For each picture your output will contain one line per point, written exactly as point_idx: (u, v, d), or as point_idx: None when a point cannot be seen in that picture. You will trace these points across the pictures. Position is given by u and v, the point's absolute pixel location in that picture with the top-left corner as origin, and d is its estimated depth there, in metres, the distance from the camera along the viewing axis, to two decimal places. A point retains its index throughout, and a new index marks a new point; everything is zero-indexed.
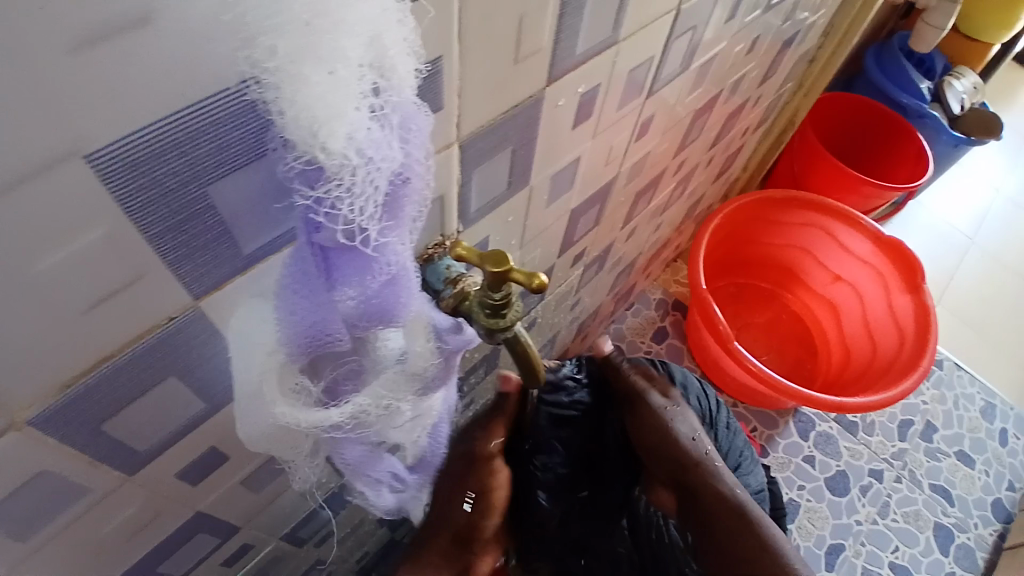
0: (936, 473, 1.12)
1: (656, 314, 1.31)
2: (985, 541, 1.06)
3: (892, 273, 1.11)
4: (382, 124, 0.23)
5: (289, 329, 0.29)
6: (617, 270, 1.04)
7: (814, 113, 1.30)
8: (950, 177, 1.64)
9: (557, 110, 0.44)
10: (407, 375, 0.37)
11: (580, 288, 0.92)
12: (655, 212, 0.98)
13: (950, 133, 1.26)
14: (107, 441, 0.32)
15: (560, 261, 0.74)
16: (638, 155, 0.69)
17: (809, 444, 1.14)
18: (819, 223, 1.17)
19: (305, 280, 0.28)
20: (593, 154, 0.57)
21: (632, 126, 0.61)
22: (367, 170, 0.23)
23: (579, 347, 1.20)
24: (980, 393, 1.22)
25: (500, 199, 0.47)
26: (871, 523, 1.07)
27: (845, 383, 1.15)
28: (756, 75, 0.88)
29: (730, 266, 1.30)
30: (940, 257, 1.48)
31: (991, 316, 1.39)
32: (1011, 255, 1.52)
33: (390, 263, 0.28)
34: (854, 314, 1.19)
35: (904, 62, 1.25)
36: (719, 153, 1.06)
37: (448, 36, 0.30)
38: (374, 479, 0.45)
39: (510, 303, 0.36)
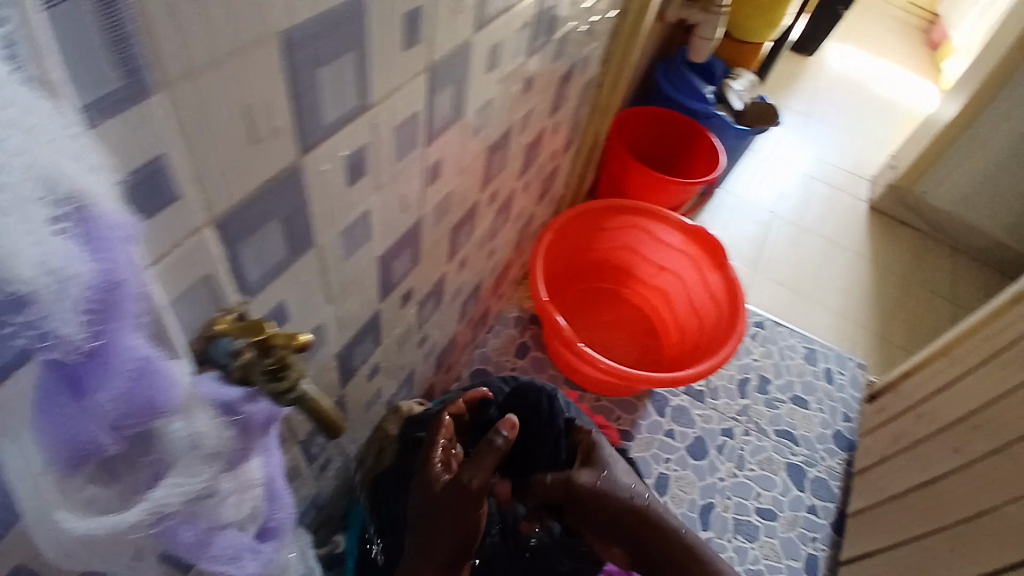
0: (778, 419, 1.27)
1: (516, 331, 1.38)
2: (836, 471, 1.22)
3: (703, 254, 1.27)
4: (72, 242, 0.23)
5: (48, 448, 0.30)
6: (460, 299, 1.09)
7: (623, 128, 1.45)
8: (747, 161, 1.86)
9: (323, 174, 0.48)
10: (203, 460, 0.36)
11: (423, 326, 0.96)
12: (482, 240, 1.05)
13: (733, 128, 1.44)
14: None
15: (384, 305, 0.77)
16: (438, 195, 0.75)
17: (666, 419, 1.26)
18: (637, 224, 1.31)
19: (53, 399, 0.29)
20: (383, 206, 0.61)
21: (422, 176, 0.67)
22: (61, 291, 0.23)
23: (445, 379, 1.23)
24: (801, 342, 1.40)
25: (285, 263, 0.50)
26: (732, 477, 1.20)
27: (685, 356, 1.29)
28: (544, 107, 0.98)
29: (573, 276, 1.40)
30: (756, 230, 1.68)
31: (803, 272, 1.60)
32: (810, 217, 1.75)
33: (130, 361, 0.29)
34: (681, 296, 1.34)
35: (688, 73, 1.44)
36: (535, 178, 1.16)
37: (167, 136, 0.33)
38: (222, 558, 0.44)
39: (285, 366, 0.41)
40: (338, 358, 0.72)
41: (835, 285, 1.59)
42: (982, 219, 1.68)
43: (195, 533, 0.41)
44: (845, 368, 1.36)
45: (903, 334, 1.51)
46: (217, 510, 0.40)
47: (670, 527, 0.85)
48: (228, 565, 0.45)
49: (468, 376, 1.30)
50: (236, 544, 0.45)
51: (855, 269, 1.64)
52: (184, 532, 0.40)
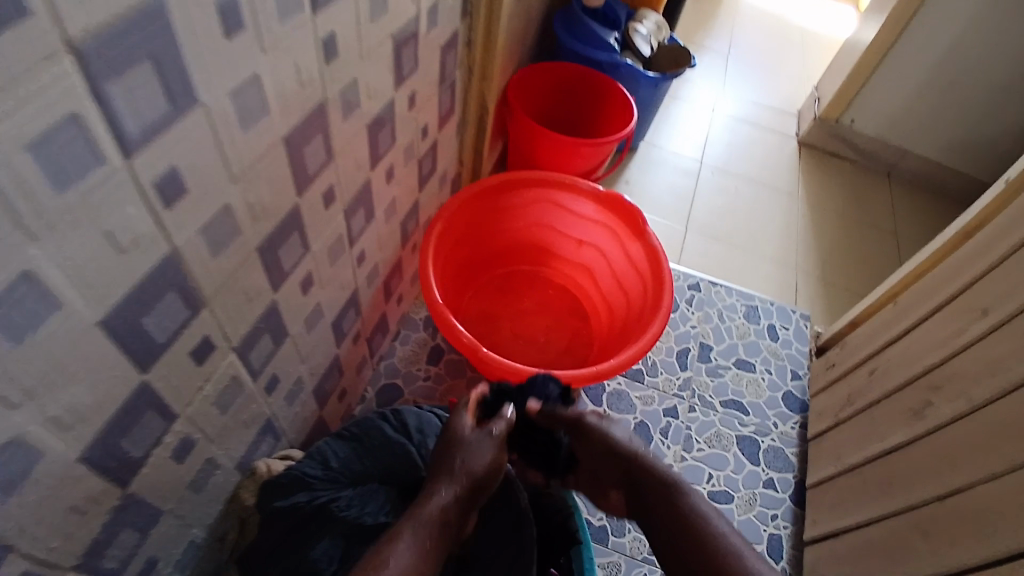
0: (723, 389, 1.17)
1: (428, 333, 1.15)
2: (790, 436, 1.14)
3: (619, 223, 1.08)
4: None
5: None
6: (344, 315, 0.82)
7: (533, 85, 1.28)
8: (679, 112, 1.83)
9: None
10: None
11: (291, 353, 0.68)
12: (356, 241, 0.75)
13: (645, 76, 1.33)
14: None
15: (224, 317, 0.52)
16: (274, 154, 0.49)
17: (604, 407, 1.11)
18: (542, 196, 1.10)
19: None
20: (136, 172, 0.37)
21: (213, 123, 0.41)
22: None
23: (347, 404, 0.98)
24: (740, 300, 1.32)
25: None
26: (681, 461, 1.07)
27: (613, 338, 1.10)
28: (433, 43, 0.76)
29: (484, 261, 1.19)
30: (679, 186, 1.62)
31: (735, 224, 1.56)
32: (738, 165, 1.73)
33: None
34: (604, 271, 1.16)
35: (587, 20, 1.29)
36: (432, 150, 0.93)
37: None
38: None
39: None
40: (134, 419, 0.47)
41: (775, 233, 1.57)
42: (913, 144, 1.73)
43: None
44: (789, 323, 1.30)
45: (847, 274, 1.52)
46: None
47: (660, 471, 0.72)
48: None
49: (375, 394, 1.06)
50: None
51: (795, 212, 1.64)
52: None
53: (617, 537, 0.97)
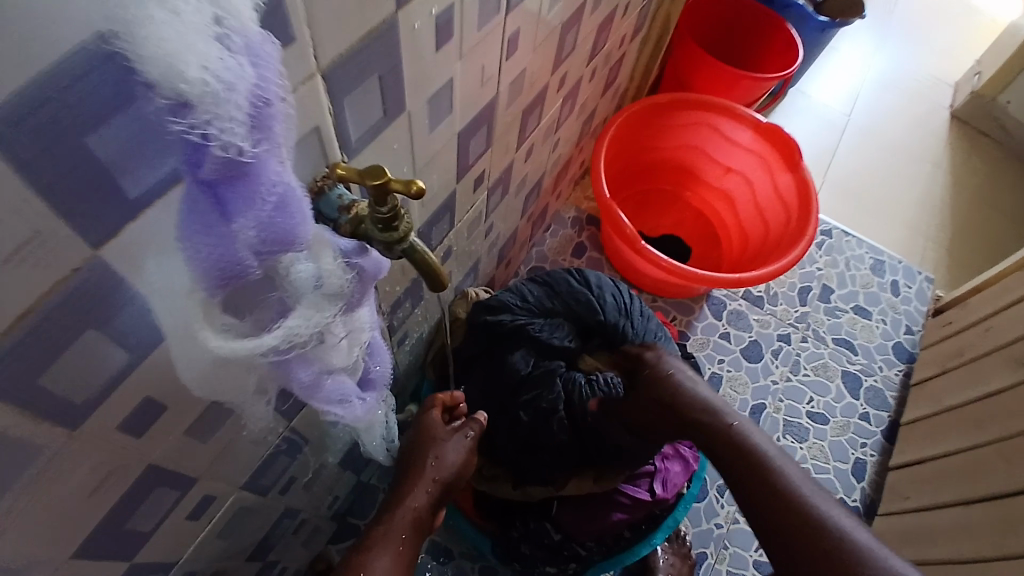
0: (836, 328, 1.26)
1: (573, 231, 1.28)
2: (892, 380, 1.22)
3: (773, 155, 1.14)
4: (231, 52, 0.20)
5: (197, 265, 0.26)
6: (523, 194, 0.94)
7: (701, 12, 1.34)
8: (832, 62, 1.81)
9: (414, 36, 0.39)
10: (328, 299, 0.33)
11: (491, 213, 0.82)
12: (550, 129, 0.87)
13: (815, 18, 1.36)
14: (46, 398, 0.29)
15: (490, 156, 0.68)
16: (548, 28, 0.61)
17: (723, 323, 1.23)
18: (703, 120, 1.17)
19: (199, 216, 0.25)
20: (503, 24, 0.50)
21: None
22: (224, 103, 0.20)
23: (506, 275, 1.15)
24: (868, 253, 1.37)
25: (380, 128, 0.41)
26: (785, 380, 1.19)
27: (746, 261, 1.20)
28: None
29: (635, 175, 1.29)
30: (821, 136, 1.65)
31: (870, 182, 1.58)
32: (885, 123, 1.72)
33: (275, 184, 0.25)
34: (746, 200, 1.23)
35: None
36: (620, 59, 1.03)
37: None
38: (330, 399, 0.44)
39: (399, 215, 0.33)
40: (437, 220, 0.63)
41: (909, 197, 1.58)
42: None
43: (313, 373, 0.40)
44: (913, 282, 1.34)
45: (975, 250, 1.52)
46: (331, 353, 0.39)
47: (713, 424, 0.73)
48: (338, 407, 0.45)
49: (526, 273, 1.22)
50: (347, 387, 0.44)
51: (933, 180, 1.63)
52: (305, 369, 0.39)
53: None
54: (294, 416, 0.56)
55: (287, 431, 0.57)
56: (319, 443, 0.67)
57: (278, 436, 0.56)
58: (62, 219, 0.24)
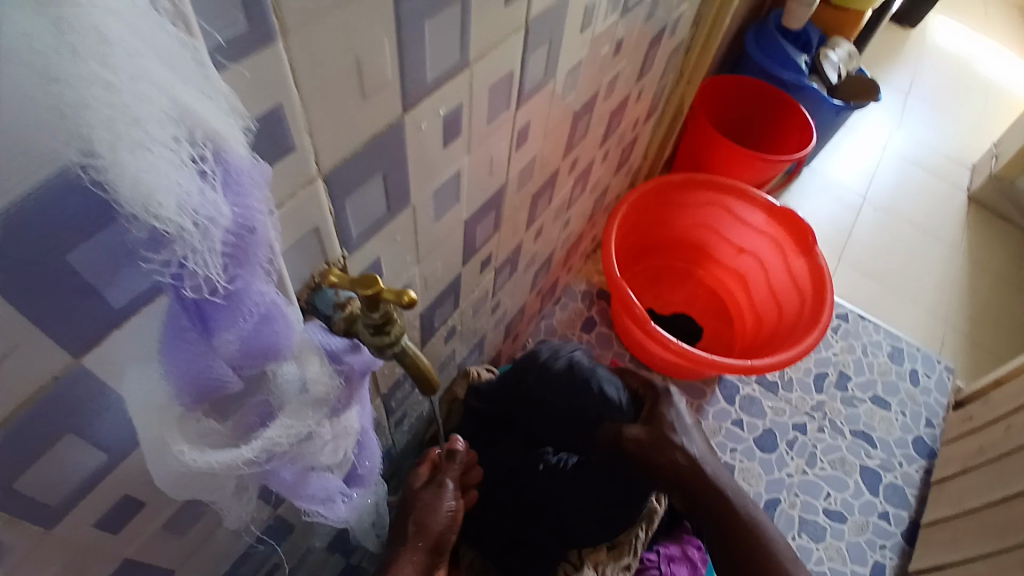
0: (854, 419, 1.21)
1: (583, 304, 1.27)
2: (912, 478, 1.15)
3: (787, 238, 1.13)
4: (208, 179, 0.20)
5: (175, 380, 0.25)
6: (532, 269, 0.94)
7: (714, 95, 1.37)
8: (844, 143, 1.83)
9: (421, 135, 0.39)
10: (311, 405, 0.32)
11: (498, 291, 0.81)
12: (560, 208, 0.87)
13: (827, 104, 1.38)
14: (16, 504, 0.27)
15: (498, 238, 0.67)
16: (558, 117, 0.62)
17: (736, 409, 1.19)
18: (716, 201, 1.18)
19: (178, 331, 0.24)
20: (513, 118, 0.51)
21: (547, 93, 0.55)
22: (202, 232, 0.20)
23: (513, 348, 1.13)
24: (886, 339, 1.33)
25: (383, 222, 0.41)
26: (801, 474, 1.13)
27: (760, 343, 1.17)
28: (665, 47, 0.86)
29: (647, 251, 1.29)
30: (835, 216, 1.65)
31: (887, 264, 1.56)
32: (899, 205, 1.72)
33: (259, 299, 0.24)
34: (760, 281, 1.22)
35: (781, 41, 1.34)
36: (634, 140, 1.04)
37: (284, 81, 0.26)
38: (317, 500, 0.40)
39: (391, 320, 0.32)
40: (442, 302, 0.62)
41: (926, 280, 1.55)
42: None
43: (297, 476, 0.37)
44: (932, 371, 1.30)
45: (997, 338, 1.48)
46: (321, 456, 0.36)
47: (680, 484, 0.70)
48: (326, 506, 0.42)
49: (534, 346, 1.20)
50: (334, 487, 0.41)
51: (951, 263, 1.61)
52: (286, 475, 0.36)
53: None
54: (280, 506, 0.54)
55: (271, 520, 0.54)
56: (307, 529, 0.64)
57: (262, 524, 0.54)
58: (44, 331, 0.23)
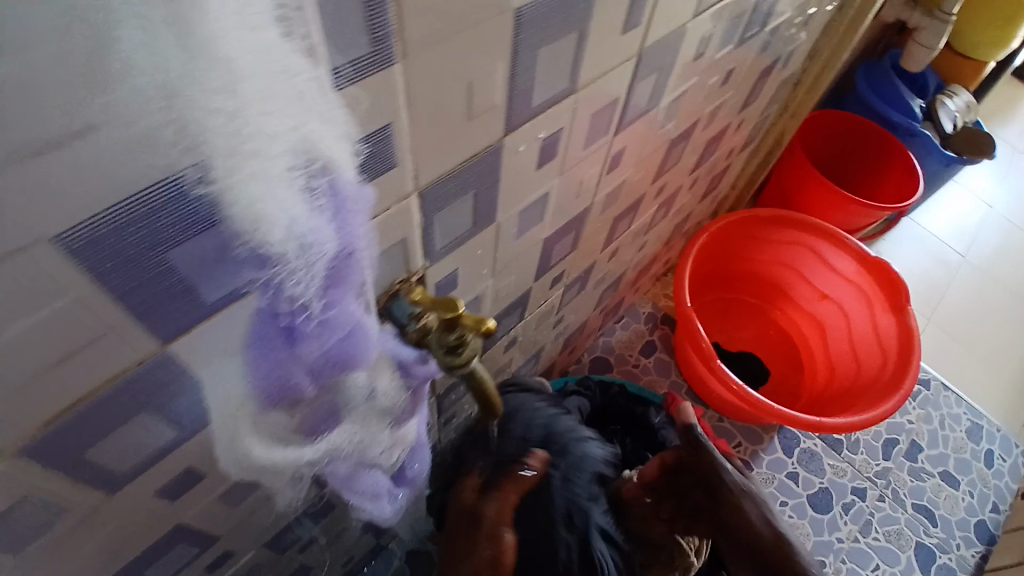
0: (919, 492, 1.12)
1: (645, 327, 1.24)
2: (967, 562, 1.07)
3: (875, 291, 1.06)
4: (320, 199, 0.21)
5: (257, 382, 0.25)
6: (600, 288, 0.92)
7: (817, 130, 1.30)
8: (953, 195, 1.70)
9: (516, 157, 0.38)
10: (378, 416, 0.33)
11: (564, 306, 0.80)
12: (638, 232, 0.85)
13: (942, 153, 1.28)
14: (88, 467, 0.29)
15: (573, 257, 0.66)
16: (653, 146, 0.60)
17: (792, 461, 1.13)
18: (804, 242, 1.11)
19: (266, 337, 0.24)
20: (609, 143, 0.50)
21: (648, 120, 0.53)
22: (304, 258, 0.21)
23: (567, 361, 1.11)
24: (969, 413, 1.23)
25: (465, 238, 0.41)
26: (852, 541, 1.07)
27: (830, 397, 1.10)
28: (775, 78, 0.82)
29: (720, 281, 1.24)
30: (932, 273, 1.53)
31: (983, 332, 1.44)
32: (1006, 271, 1.58)
33: (345, 319, 0.25)
34: (840, 332, 1.15)
35: (899, 81, 1.26)
36: (726, 168, 1.00)
37: (393, 104, 0.26)
38: (363, 493, 0.42)
39: (465, 343, 0.33)
40: (507, 314, 0.62)
41: None
42: None
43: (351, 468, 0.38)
44: (1008, 455, 1.19)
45: None
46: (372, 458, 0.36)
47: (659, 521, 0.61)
48: (371, 499, 0.43)
49: (589, 361, 1.19)
50: (381, 484, 0.42)
51: None
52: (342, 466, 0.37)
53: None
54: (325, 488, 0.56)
55: (314, 502, 0.56)
56: (344, 512, 0.65)
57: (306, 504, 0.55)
58: (137, 319, 0.23)
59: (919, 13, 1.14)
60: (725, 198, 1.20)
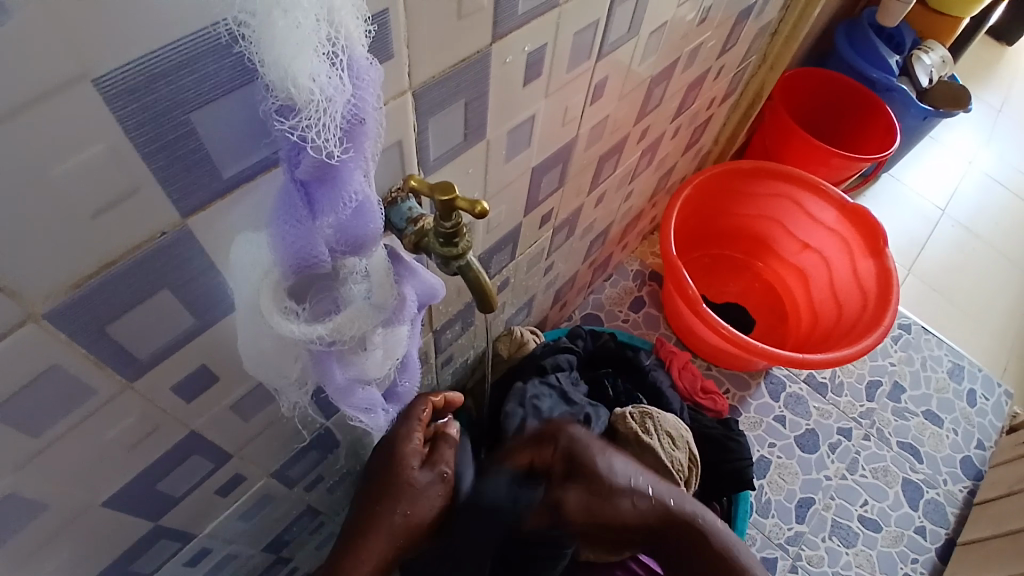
0: (903, 431, 1.17)
1: (633, 284, 1.27)
2: (954, 497, 1.11)
3: (856, 238, 1.09)
4: (338, 69, 0.24)
5: (281, 252, 0.30)
6: (589, 237, 0.94)
7: (797, 87, 1.32)
8: (928, 153, 1.74)
9: (505, 69, 0.41)
10: (373, 309, 0.35)
11: (553, 252, 0.83)
12: (624, 179, 0.87)
13: (917, 106, 1.31)
14: (112, 347, 0.31)
15: (561, 196, 0.69)
16: (631, 84, 0.62)
17: (780, 404, 1.17)
18: (786, 193, 1.14)
19: (291, 210, 0.28)
20: (592, 72, 0.52)
21: (626, 55, 0.56)
22: (324, 107, 0.23)
23: (557, 316, 1.14)
24: (948, 355, 1.28)
25: (457, 153, 0.43)
26: (840, 478, 1.11)
27: (815, 343, 1.14)
28: (752, 24, 0.84)
29: (704, 237, 1.28)
30: (912, 228, 1.57)
31: (961, 282, 1.48)
32: (982, 224, 1.62)
33: (357, 193, 0.28)
34: (822, 280, 1.18)
35: (874, 37, 1.28)
36: (707, 120, 1.03)
37: None
38: (353, 404, 0.41)
39: (461, 232, 0.34)
40: (499, 250, 0.65)
41: (1004, 303, 1.46)
42: None
43: (344, 380, 0.38)
44: (991, 394, 1.24)
45: None
46: (370, 361, 0.38)
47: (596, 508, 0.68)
48: (358, 411, 0.43)
49: (579, 318, 1.22)
50: (372, 397, 0.42)
51: None
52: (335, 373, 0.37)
53: (760, 515, 1.06)
54: (331, 414, 0.58)
55: (320, 428, 0.58)
56: (351, 448, 0.68)
57: (314, 429, 0.58)
58: (160, 182, 0.26)
59: None
60: (707, 153, 1.23)
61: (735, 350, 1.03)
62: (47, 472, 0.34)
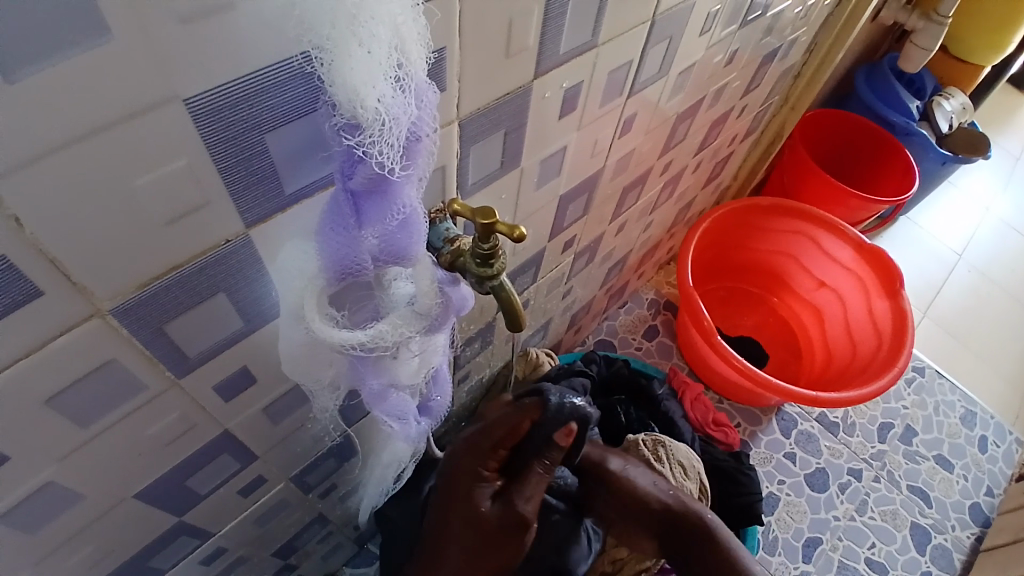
0: (914, 474, 1.16)
1: (648, 313, 1.28)
2: (961, 543, 1.10)
3: (872, 278, 1.10)
4: (403, 93, 0.26)
5: (327, 259, 0.32)
6: (607, 264, 0.96)
7: (818, 128, 1.35)
8: (946, 198, 1.75)
9: (543, 102, 0.43)
10: (416, 317, 0.37)
11: (572, 278, 0.84)
12: (644, 210, 0.90)
13: (937, 151, 1.33)
14: (166, 345, 0.33)
15: (584, 223, 0.71)
16: (657, 119, 0.65)
17: (790, 441, 1.17)
18: (805, 231, 1.16)
19: (339, 218, 0.30)
20: (622, 108, 0.55)
21: (654, 92, 0.58)
22: (386, 126, 0.26)
23: (572, 341, 1.15)
24: (961, 401, 1.27)
25: (493, 179, 0.45)
26: (848, 519, 1.10)
27: (827, 381, 1.14)
28: (775, 67, 0.87)
29: (721, 270, 1.29)
30: (929, 272, 1.57)
31: (976, 328, 1.48)
32: (999, 271, 1.62)
33: (405, 205, 0.30)
34: (837, 318, 1.19)
35: (894, 81, 1.30)
36: (728, 156, 1.05)
37: (448, 32, 0.31)
38: (387, 413, 0.43)
39: (498, 254, 0.36)
40: (522, 273, 0.67)
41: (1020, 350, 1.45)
42: None
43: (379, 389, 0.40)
44: (1002, 441, 1.23)
45: None
46: (405, 368, 0.40)
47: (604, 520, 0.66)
48: (393, 421, 0.45)
49: (593, 344, 1.23)
50: (407, 406, 0.44)
51: None
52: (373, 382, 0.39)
53: (766, 553, 1.06)
54: (350, 424, 0.60)
55: (339, 437, 0.60)
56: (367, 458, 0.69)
57: (334, 438, 0.59)
58: (229, 195, 0.28)
59: (915, 16, 1.18)
60: (726, 188, 1.25)
61: (748, 384, 1.04)
62: (90, 461, 0.36)
